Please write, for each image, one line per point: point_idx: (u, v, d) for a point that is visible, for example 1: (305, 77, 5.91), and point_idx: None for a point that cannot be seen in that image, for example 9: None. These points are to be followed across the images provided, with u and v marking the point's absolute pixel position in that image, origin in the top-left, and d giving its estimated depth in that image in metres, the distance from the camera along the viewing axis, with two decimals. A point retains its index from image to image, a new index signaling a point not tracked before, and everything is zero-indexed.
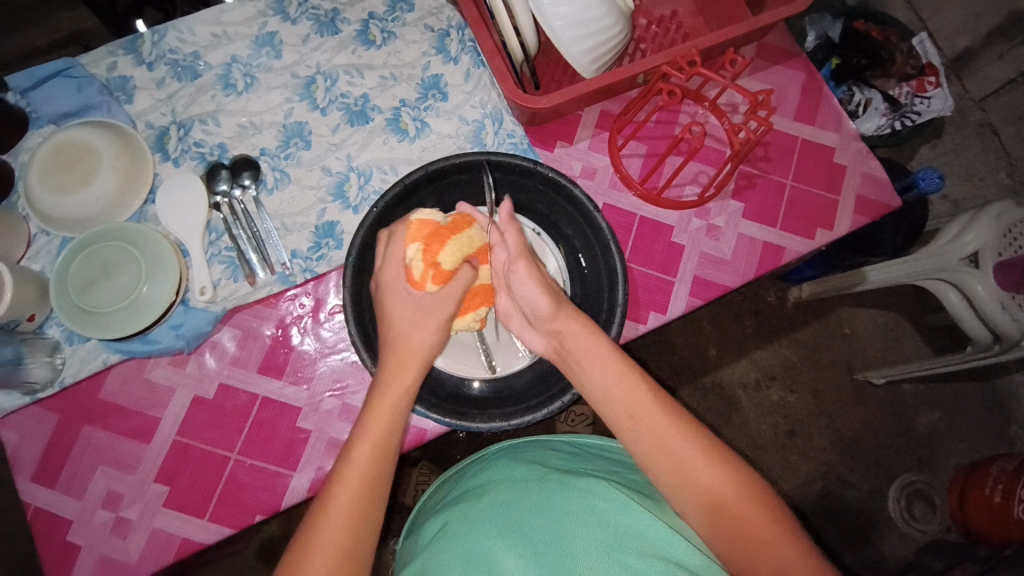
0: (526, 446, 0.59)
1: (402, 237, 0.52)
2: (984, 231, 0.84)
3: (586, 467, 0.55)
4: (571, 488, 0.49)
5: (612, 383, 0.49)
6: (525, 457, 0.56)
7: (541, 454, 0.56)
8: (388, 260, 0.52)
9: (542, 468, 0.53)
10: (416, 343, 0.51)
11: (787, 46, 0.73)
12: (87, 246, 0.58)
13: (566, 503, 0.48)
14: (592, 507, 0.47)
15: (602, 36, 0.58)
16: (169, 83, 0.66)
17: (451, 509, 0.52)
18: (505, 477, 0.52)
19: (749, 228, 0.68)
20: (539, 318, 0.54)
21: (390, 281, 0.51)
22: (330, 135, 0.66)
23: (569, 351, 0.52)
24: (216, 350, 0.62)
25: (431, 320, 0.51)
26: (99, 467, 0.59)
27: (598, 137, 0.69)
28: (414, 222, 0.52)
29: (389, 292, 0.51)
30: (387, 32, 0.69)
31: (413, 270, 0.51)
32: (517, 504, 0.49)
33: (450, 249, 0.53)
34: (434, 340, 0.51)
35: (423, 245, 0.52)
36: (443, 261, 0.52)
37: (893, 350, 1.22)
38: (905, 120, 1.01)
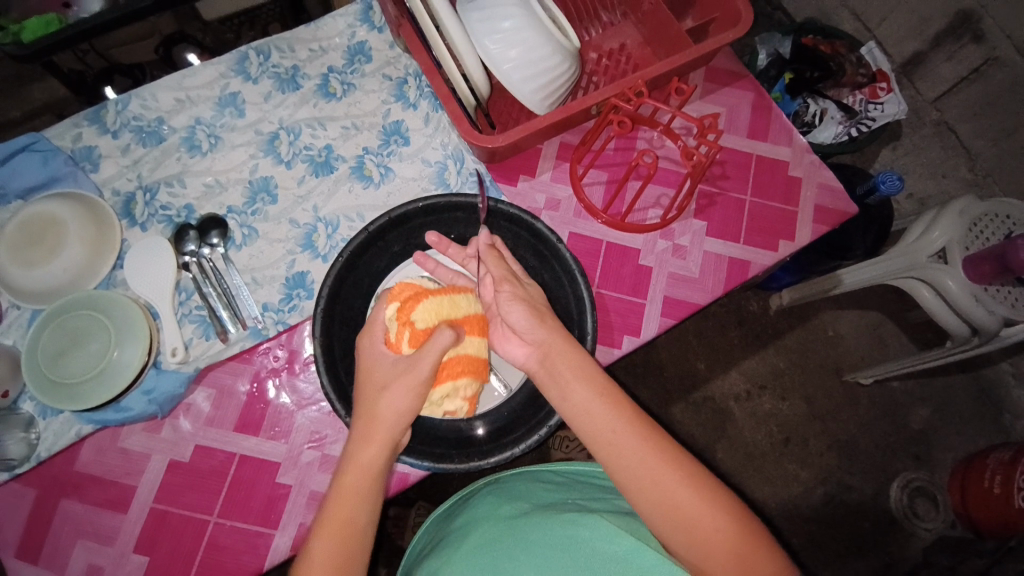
0: (512, 480, 0.59)
1: (384, 299, 0.54)
2: (949, 226, 0.86)
3: (572, 495, 0.55)
4: (553, 522, 0.49)
5: (588, 401, 0.50)
6: (510, 493, 0.56)
7: (526, 487, 0.56)
8: (370, 326, 0.53)
9: (528, 503, 0.53)
10: (382, 413, 0.49)
11: (734, 68, 0.75)
12: (56, 317, 0.58)
13: (549, 537, 0.48)
14: (575, 537, 0.47)
15: (552, 73, 0.60)
16: (134, 149, 0.67)
17: (438, 554, 0.52)
18: (490, 514, 0.53)
19: (714, 245, 0.69)
20: (529, 331, 0.54)
21: (365, 349, 0.52)
22: (296, 187, 0.68)
23: (552, 363, 0.52)
24: (191, 412, 0.61)
25: (411, 387, 0.50)
26: (76, 541, 0.58)
27: (560, 169, 0.71)
28: (398, 285, 0.55)
29: (366, 357, 0.52)
30: (347, 84, 0.71)
31: (392, 333, 0.52)
32: (499, 544, 0.49)
33: (429, 312, 0.54)
34: (406, 411, 0.49)
35: (399, 306, 0.53)
36: (417, 322, 0.53)
37: (879, 348, 1.23)
38: (861, 126, 1.03)
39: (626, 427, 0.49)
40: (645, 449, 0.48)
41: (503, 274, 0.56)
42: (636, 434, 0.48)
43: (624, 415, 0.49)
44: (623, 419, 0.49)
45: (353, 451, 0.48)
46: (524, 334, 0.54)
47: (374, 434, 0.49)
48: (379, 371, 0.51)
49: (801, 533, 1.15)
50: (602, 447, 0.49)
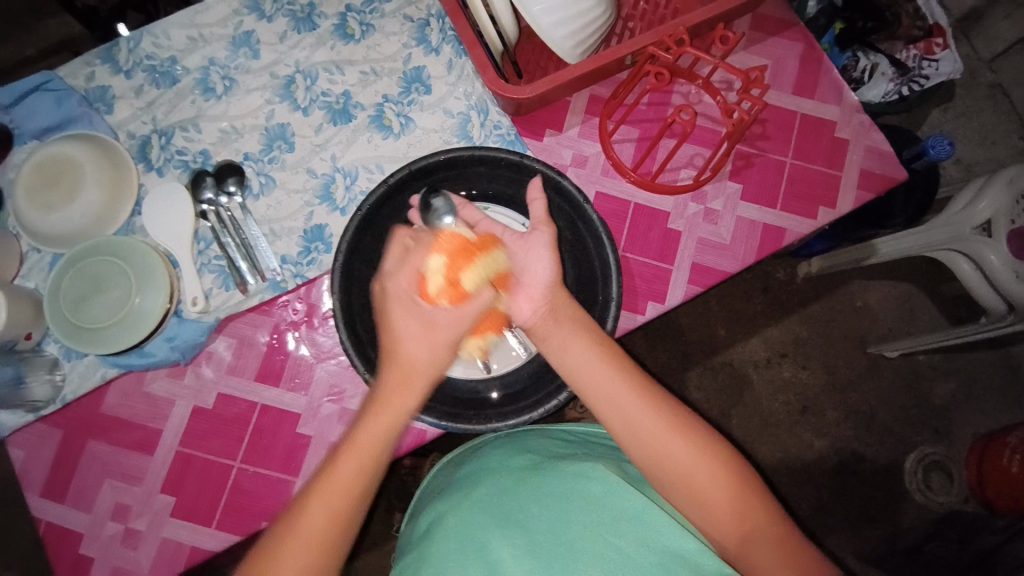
0: (523, 433, 0.59)
1: (427, 245, 0.50)
2: (997, 197, 0.81)
3: (582, 450, 0.55)
4: (562, 474, 0.49)
5: (590, 363, 0.49)
6: (521, 444, 0.56)
7: (538, 441, 0.56)
8: (400, 270, 0.50)
9: (537, 455, 0.53)
10: (421, 361, 0.48)
11: (783, 16, 0.69)
12: (76, 262, 0.58)
13: (560, 488, 0.48)
14: (587, 494, 0.47)
15: (585, 18, 0.56)
16: (148, 90, 0.65)
17: (443, 498, 0.52)
18: (499, 465, 0.53)
19: (748, 210, 0.66)
20: (540, 288, 0.52)
21: (397, 294, 0.49)
22: (313, 135, 0.65)
23: (558, 322, 0.51)
24: (213, 360, 0.61)
25: (439, 341, 0.49)
26: (105, 480, 0.60)
27: (589, 124, 0.67)
28: (446, 233, 0.52)
29: (396, 303, 0.49)
30: (366, 25, 0.67)
31: (430, 283, 0.49)
32: (511, 494, 0.49)
33: (475, 270, 0.51)
34: (443, 361, 0.49)
35: (447, 262, 0.50)
36: (463, 282, 0.50)
37: (907, 321, 1.19)
38: (913, 84, 0.97)
39: (623, 386, 0.48)
40: (647, 408, 0.48)
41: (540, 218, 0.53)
42: (637, 395, 0.48)
43: (619, 373, 0.49)
44: (622, 374, 0.49)
45: (382, 407, 0.47)
46: (533, 284, 0.52)
47: (410, 379, 0.48)
48: (407, 323, 0.48)
49: (810, 499, 1.16)
50: (605, 406, 0.48)
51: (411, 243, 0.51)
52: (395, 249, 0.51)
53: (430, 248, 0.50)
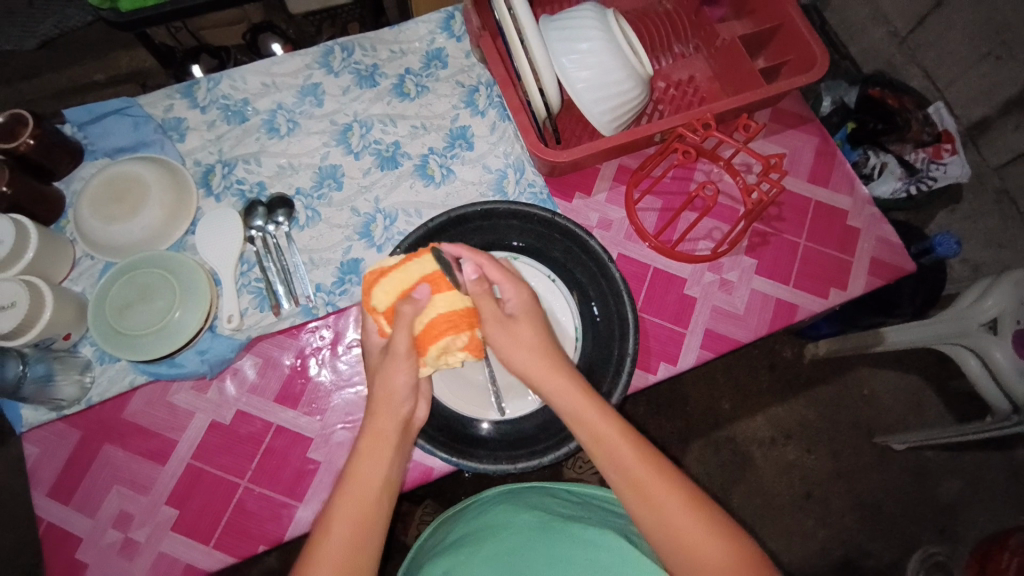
0: (527, 490, 0.61)
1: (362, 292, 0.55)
2: (1004, 296, 0.84)
3: (589, 514, 0.56)
4: (574, 538, 0.50)
5: (593, 423, 0.50)
6: (527, 502, 0.57)
7: (546, 500, 0.58)
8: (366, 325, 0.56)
9: (547, 515, 0.54)
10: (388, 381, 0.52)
11: (801, 112, 0.75)
12: (127, 272, 0.62)
13: (572, 551, 0.49)
14: (596, 560, 0.48)
15: (623, 97, 0.63)
16: (219, 125, 0.71)
17: (452, 553, 0.53)
18: (508, 522, 0.54)
19: (762, 283, 0.69)
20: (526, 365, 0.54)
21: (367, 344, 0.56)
22: (361, 177, 0.70)
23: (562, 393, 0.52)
24: (237, 377, 0.63)
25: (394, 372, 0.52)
26: (113, 486, 0.60)
27: (616, 190, 0.72)
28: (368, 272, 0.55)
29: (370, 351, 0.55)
30: (421, 86, 0.74)
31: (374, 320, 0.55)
32: (521, 555, 0.50)
33: (387, 290, 0.53)
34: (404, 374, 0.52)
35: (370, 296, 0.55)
36: (378, 304, 0.54)
37: (916, 415, 1.19)
38: (921, 185, 1.02)
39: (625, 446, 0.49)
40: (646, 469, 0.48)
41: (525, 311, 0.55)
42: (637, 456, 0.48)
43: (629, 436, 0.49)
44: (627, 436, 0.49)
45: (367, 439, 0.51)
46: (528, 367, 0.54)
47: (388, 398, 0.52)
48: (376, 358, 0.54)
49: None
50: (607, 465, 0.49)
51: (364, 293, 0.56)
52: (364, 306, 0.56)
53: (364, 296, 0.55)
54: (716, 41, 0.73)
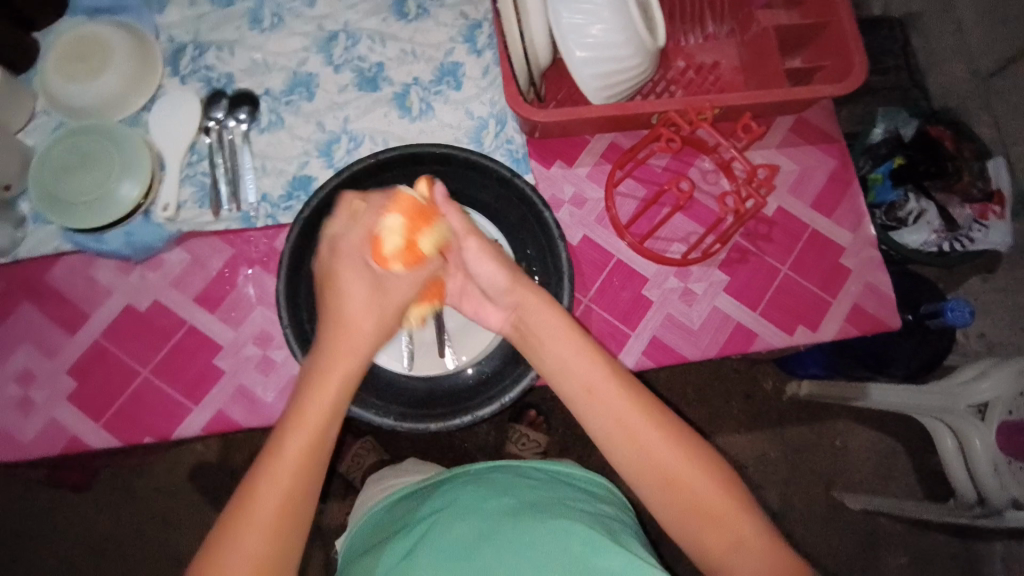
0: (491, 469, 0.53)
1: (381, 205, 0.44)
2: (1002, 381, 0.76)
3: (554, 494, 0.49)
4: (539, 525, 0.43)
5: (569, 363, 0.45)
6: (489, 482, 0.50)
7: (508, 482, 0.50)
8: (350, 231, 0.43)
9: (508, 497, 0.47)
10: (369, 327, 0.42)
11: (828, 129, 0.67)
12: (74, 136, 0.60)
13: (536, 544, 0.42)
14: (565, 552, 0.41)
15: (618, 62, 0.56)
16: (203, 4, 0.67)
17: (405, 538, 0.47)
18: (465, 506, 0.47)
19: (726, 302, 0.63)
20: (497, 294, 0.48)
21: (347, 254, 0.43)
22: (335, 93, 0.66)
23: (532, 329, 0.47)
24: (162, 268, 0.62)
25: (388, 307, 0.43)
26: (22, 344, 0.60)
27: (599, 168, 0.66)
28: (402, 193, 0.45)
29: (343, 261, 0.43)
30: (423, 9, 0.68)
31: (386, 243, 0.43)
32: (478, 547, 0.43)
33: (431, 234, 0.46)
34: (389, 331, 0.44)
35: (406, 223, 0.44)
36: (421, 244, 0.45)
37: (882, 481, 1.13)
38: (957, 243, 0.88)
39: (603, 375, 0.44)
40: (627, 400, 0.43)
41: (466, 225, 0.48)
42: (614, 388, 0.44)
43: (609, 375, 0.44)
44: (606, 373, 0.44)
45: (322, 379, 0.40)
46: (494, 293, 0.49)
47: (355, 348, 0.41)
48: (356, 286, 0.42)
49: None
50: (583, 402, 0.44)
51: (360, 206, 0.44)
52: (343, 212, 0.44)
53: (383, 207, 0.44)
54: (752, 27, 0.65)
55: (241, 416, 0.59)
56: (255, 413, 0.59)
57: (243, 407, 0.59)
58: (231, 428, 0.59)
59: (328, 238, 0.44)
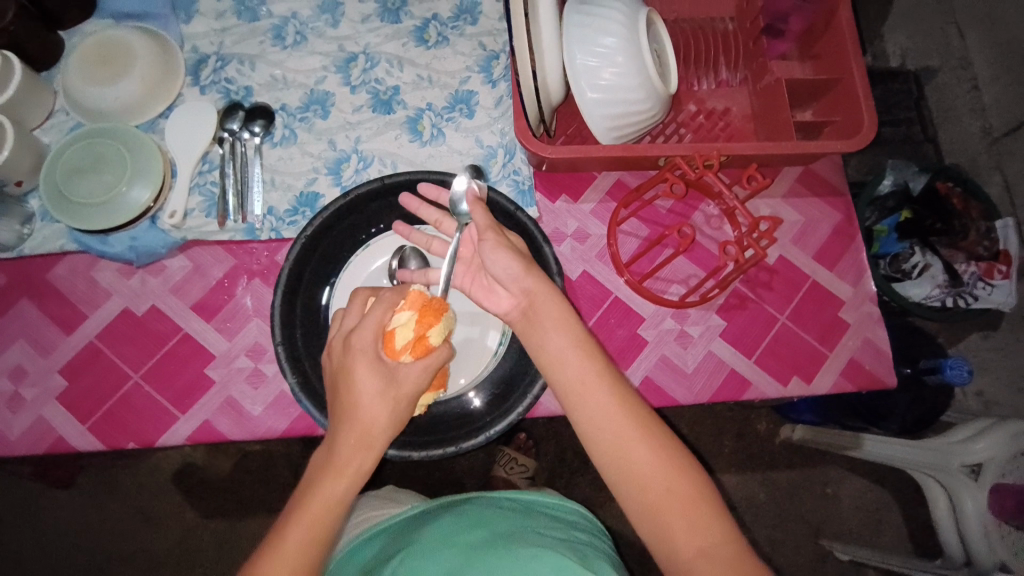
0: (474, 504, 0.53)
1: (391, 301, 0.45)
2: (997, 443, 0.75)
3: (534, 529, 0.47)
4: (509, 555, 0.42)
5: (565, 354, 0.44)
6: (470, 519, 0.49)
7: (489, 515, 0.50)
8: (363, 325, 0.44)
9: (485, 533, 0.46)
10: (382, 424, 0.43)
11: (834, 182, 0.67)
12: (89, 138, 0.61)
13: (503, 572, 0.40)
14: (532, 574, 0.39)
15: (628, 107, 0.56)
16: (228, 18, 0.69)
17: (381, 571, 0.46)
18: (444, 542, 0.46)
19: (721, 348, 0.63)
20: (509, 279, 0.47)
21: (360, 351, 0.43)
22: (349, 113, 0.67)
23: (537, 315, 0.46)
24: (163, 273, 0.62)
25: (401, 403, 0.43)
26: (17, 340, 0.60)
27: (604, 205, 0.66)
28: (413, 290, 0.47)
29: (358, 359, 0.43)
30: (442, 37, 0.70)
31: (398, 337, 0.44)
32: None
33: (442, 327, 0.47)
34: (401, 427, 0.44)
35: (416, 318, 0.46)
36: (431, 338, 0.46)
37: (871, 531, 1.11)
38: (960, 299, 0.88)
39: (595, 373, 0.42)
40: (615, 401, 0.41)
41: (485, 222, 0.49)
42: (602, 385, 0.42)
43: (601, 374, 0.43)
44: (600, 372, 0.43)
45: (334, 467, 0.41)
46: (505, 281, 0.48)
47: (369, 441, 0.42)
48: (368, 381, 0.43)
49: None
50: (572, 399, 0.42)
51: (370, 301, 0.48)
52: (356, 308, 0.47)
53: (396, 301, 0.46)
54: (765, 77, 0.65)
55: (227, 428, 0.59)
56: (241, 426, 0.59)
57: (231, 419, 0.59)
58: (217, 439, 0.59)
59: (342, 332, 0.46)
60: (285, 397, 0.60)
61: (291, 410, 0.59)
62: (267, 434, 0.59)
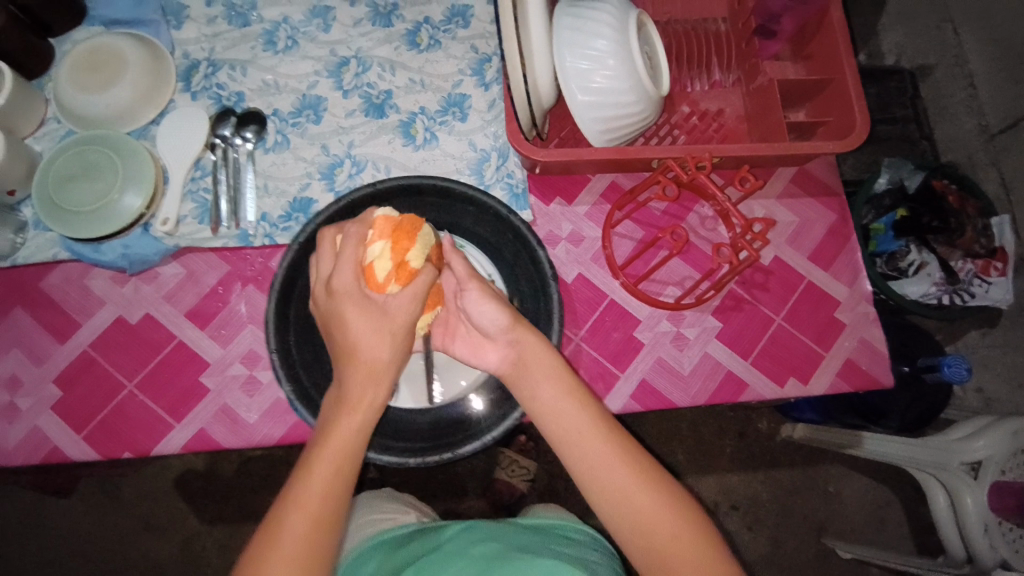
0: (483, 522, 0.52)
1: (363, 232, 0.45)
2: (996, 440, 0.75)
3: (542, 543, 0.47)
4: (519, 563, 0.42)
5: (557, 400, 0.45)
6: (479, 533, 0.49)
7: (501, 530, 0.50)
8: (339, 266, 0.42)
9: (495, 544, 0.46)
10: (382, 356, 0.41)
11: (829, 182, 0.67)
12: (80, 146, 0.61)
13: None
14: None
15: (620, 110, 0.56)
16: (219, 23, 0.68)
17: None
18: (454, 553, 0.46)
19: (718, 350, 0.63)
20: (497, 331, 0.49)
21: (343, 291, 0.42)
22: (342, 117, 0.67)
23: (529, 367, 0.47)
24: (157, 281, 0.62)
25: (396, 329, 0.42)
26: (11, 351, 0.60)
27: (598, 207, 0.66)
28: (379, 218, 0.48)
29: (342, 297, 0.42)
30: (434, 40, 0.69)
31: (377, 269, 0.45)
32: None
33: (416, 246, 0.47)
34: (400, 354, 0.42)
35: (388, 245, 0.47)
36: (410, 259, 0.47)
37: (873, 529, 1.11)
38: (957, 297, 0.88)
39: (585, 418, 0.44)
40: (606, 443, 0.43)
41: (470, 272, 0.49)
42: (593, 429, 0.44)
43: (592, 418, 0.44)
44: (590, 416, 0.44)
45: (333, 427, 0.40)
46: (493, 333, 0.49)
47: (372, 382, 0.41)
48: (357, 317, 0.41)
49: None
50: (563, 446, 0.44)
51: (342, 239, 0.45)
52: (327, 252, 0.45)
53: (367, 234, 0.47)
54: (758, 77, 0.65)
55: (222, 436, 0.58)
56: (237, 433, 0.58)
57: (226, 426, 0.58)
58: (212, 447, 0.58)
59: (322, 281, 0.44)
60: (281, 404, 0.59)
61: (287, 417, 0.59)
62: (263, 441, 0.59)
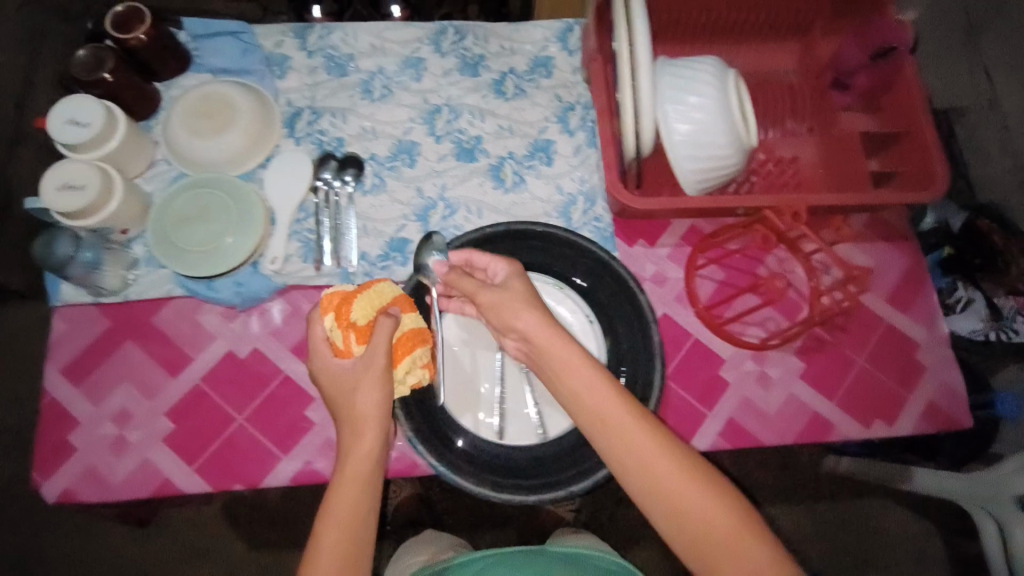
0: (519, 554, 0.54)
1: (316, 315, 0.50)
2: None
3: None
4: None
5: (602, 407, 0.44)
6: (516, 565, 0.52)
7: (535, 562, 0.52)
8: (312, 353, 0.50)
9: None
10: (364, 408, 0.46)
11: (899, 227, 0.71)
12: (195, 188, 0.64)
13: None
14: None
15: (716, 161, 0.60)
16: (319, 73, 0.73)
17: None
18: None
19: (803, 390, 0.65)
20: (530, 333, 0.47)
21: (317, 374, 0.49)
22: (435, 161, 0.71)
23: (564, 373, 0.46)
24: (264, 317, 0.65)
25: (370, 381, 0.46)
26: (125, 384, 0.62)
27: (680, 249, 0.69)
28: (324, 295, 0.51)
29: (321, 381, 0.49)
30: (520, 89, 0.73)
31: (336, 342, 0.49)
32: None
33: (363, 305, 0.50)
34: (381, 400, 0.46)
35: (333, 316, 0.49)
36: (358, 319, 0.49)
37: (915, 564, 1.12)
38: (1003, 334, 0.83)
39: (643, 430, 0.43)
40: (667, 455, 0.42)
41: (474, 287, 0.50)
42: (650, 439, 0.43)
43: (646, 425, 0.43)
44: (646, 426, 0.43)
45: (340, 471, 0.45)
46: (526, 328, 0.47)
47: (360, 428, 0.46)
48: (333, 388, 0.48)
49: None
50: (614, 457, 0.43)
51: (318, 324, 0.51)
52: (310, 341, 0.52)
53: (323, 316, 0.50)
54: (832, 129, 0.69)
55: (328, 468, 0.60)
56: None
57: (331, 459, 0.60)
58: (317, 480, 0.60)
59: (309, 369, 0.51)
60: None
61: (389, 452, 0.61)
62: None
